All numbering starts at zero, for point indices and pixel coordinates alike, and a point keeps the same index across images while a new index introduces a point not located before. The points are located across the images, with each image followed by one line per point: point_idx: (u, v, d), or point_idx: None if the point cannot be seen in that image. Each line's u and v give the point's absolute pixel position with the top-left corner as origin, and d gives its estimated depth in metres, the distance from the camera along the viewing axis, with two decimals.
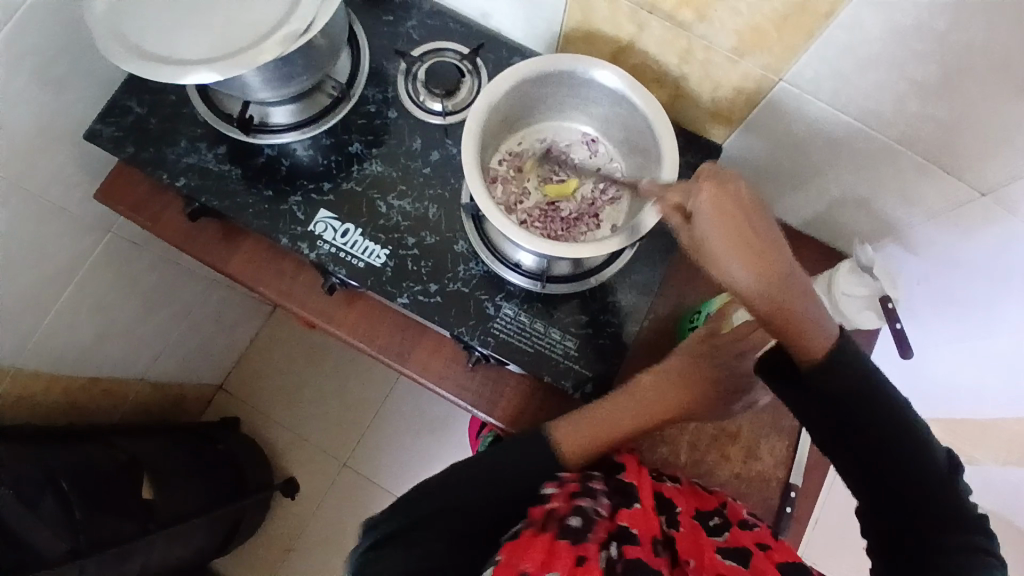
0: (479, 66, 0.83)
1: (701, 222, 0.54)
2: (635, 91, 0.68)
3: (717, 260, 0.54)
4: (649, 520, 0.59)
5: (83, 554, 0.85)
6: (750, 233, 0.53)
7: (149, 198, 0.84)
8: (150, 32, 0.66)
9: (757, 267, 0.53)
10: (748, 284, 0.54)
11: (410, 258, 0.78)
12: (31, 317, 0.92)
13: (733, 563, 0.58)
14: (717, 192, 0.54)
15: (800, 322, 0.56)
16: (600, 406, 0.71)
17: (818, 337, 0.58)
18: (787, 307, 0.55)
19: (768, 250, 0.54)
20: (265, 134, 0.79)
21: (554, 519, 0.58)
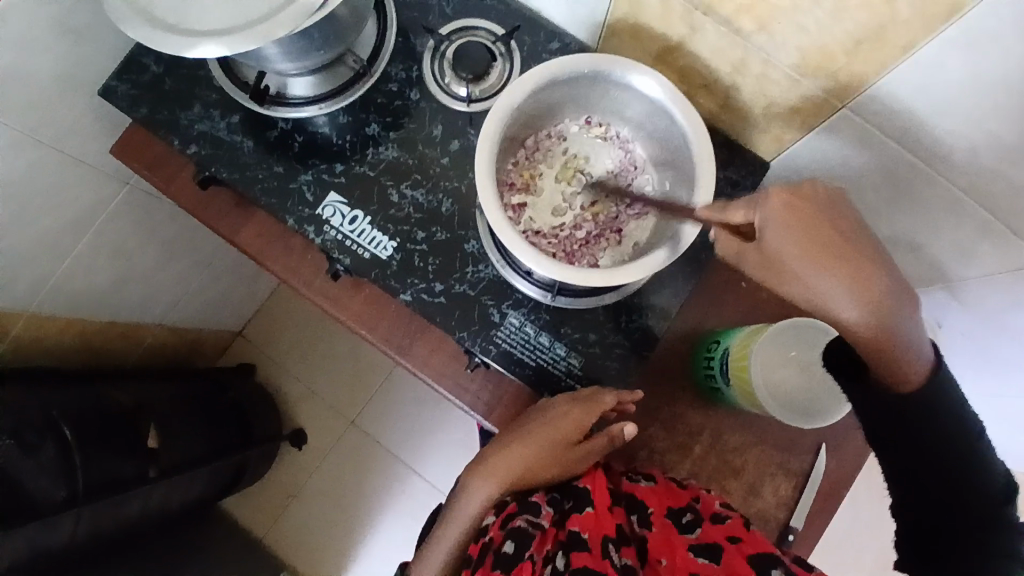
0: (513, 49, 0.77)
1: (774, 240, 0.52)
2: (675, 104, 0.61)
3: (795, 274, 0.51)
4: (601, 523, 0.61)
5: (81, 502, 0.88)
6: (840, 250, 0.51)
7: (162, 160, 0.82)
8: None
9: (860, 295, 0.50)
10: (863, 308, 0.50)
11: (417, 253, 0.74)
12: (49, 262, 0.93)
13: (704, 560, 0.58)
14: (787, 207, 0.52)
15: (906, 343, 0.51)
16: (502, 450, 0.69)
17: (921, 363, 0.52)
18: (893, 325, 0.50)
19: (878, 274, 0.50)
20: (281, 106, 0.75)
21: (492, 547, 0.62)
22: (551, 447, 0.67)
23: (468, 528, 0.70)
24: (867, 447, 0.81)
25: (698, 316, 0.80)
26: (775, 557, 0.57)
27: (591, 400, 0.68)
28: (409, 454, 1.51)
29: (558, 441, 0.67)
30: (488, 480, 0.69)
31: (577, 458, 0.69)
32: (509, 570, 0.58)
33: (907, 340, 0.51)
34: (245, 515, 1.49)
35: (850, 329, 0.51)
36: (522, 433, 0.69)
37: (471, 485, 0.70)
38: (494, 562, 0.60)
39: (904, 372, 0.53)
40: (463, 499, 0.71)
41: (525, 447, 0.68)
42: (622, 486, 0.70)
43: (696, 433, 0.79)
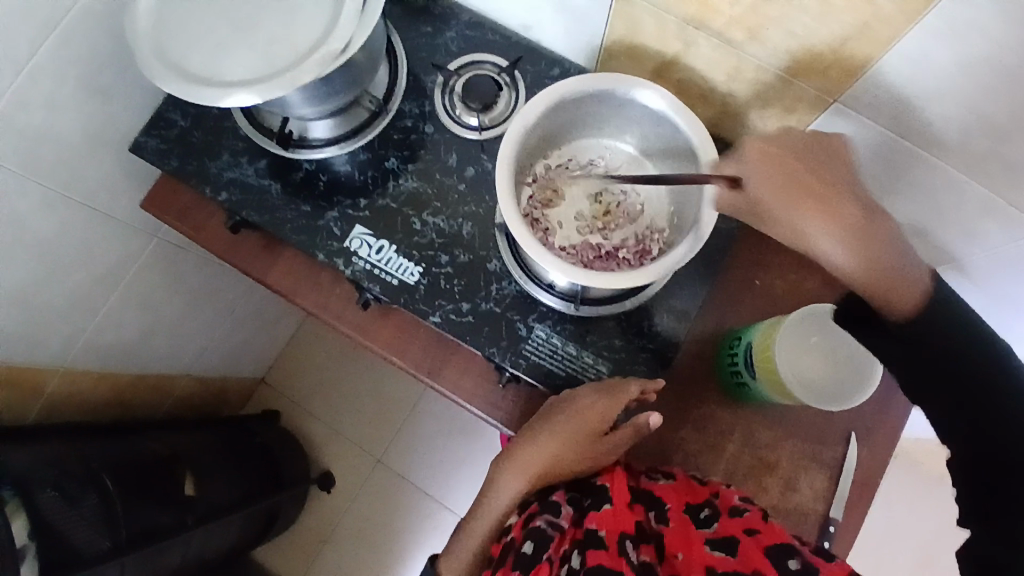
0: (517, 79, 0.82)
1: (754, 186, 0.58)
2: (679, 114, 0.65)
3: (772, 212, 0.58)
4: (619, 519, 0.61)
5: (123, 551, 0.88)
6: (822, 191, 0.57)
7: (192, 209, 0.86)
8: (194, 53, 0.67)
9: (834, 229, 0.56)
10: (836, 235, 0.56)
11: (443, 276, 0.78)
12: (81, 317, 0.96)
13: (721, 554, 0.58)
14: (763, 152, 0.59)
15: (892, 270, 0.56)
16: (528, 443, 0.70)
17: (909, 285, 0.56)
18: (874, 254, 0.55)
19: (845, 201, 0.57)
20: (304, 149, 0.80)
21: (513, 548, 0.63)
22: (576, 438, 0.68)
23: (492, 526, 0.70)
24: (897, 433, 0.82)
25: (717, 316, 0.83)
26: (793, 546, 0.58)
27: (615, 390, 0.70)
28: (434, 486, 1.51)
29: (586, 430, 0.68)
30: (516, 474, 0.69)
31: (602, 451, 0.69)
32: (527, 571, 0.60)
33: (886, 262, 0.55)
34: (278, 563, 1.48)
35: (837, 267, 0.57)
36: (546, 425, 0.70)
37: (498, 481, 0.70)
38: (513, 562, 0.61)
39: (890, 298, 0.57)
40: (489, 497, 0.71)
41: (552, 439, 0.69)
42: (641, 484, 0.72)
43: (728, 432, 0.81)
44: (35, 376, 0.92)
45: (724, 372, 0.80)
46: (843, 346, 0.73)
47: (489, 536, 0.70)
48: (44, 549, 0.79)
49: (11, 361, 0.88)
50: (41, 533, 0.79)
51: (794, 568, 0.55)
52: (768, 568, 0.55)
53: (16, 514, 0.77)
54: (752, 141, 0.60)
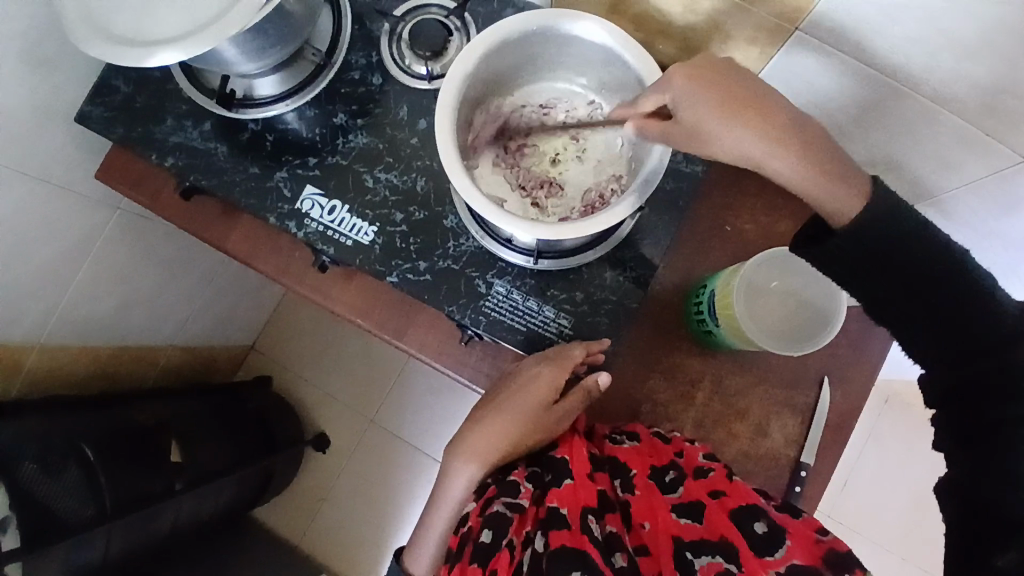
0: (468, 22, 0.77)
1: (683, 113, 0.55)
2: (627, 49, 0.61)
3: (714, 133, 0.54)
4: (580, 494, 0.62)
5: (111, 518, 0.91)
6: (743, 109, 0.53)
7: (145, 177, 0.84)
8: (116, 11, 0.63)
9: (766, 137, 0.53)
10: (777, 150, 0.53)
11: (398, 234, 0.75)
12: (51, 293, 0.96)
13: (687, 521, 0.60)
14: (686, 76, 0.55)
15: (835, 173, 0.53)
16: (478, 427, 0.71)
17: (851, 190, 0.53)
18: (817, 159, 0.53)
19: (775, 112, 0.54)
20: (249, 108, 0.77)
21: (471, 537, 0.63)
22: (530, 412, 0.70)
23: (455, 509, 0.71)
24: (871, 377, 0.81)
25: (685, 265, 0.81)
26: (759, 507, 0.58)
27: (558, 357, 0.70)
28: (423, 442, 1.53)
29: (535, 405, 0.70)
30: (470, 461, 0.71)
31: (553, 420, 0.71)
32: (486, 561, 0.59)
33: (833, 170, 0.53)
34: (278, 522, 1.52)
35: (781, 174, 0.54)
36: (495, 406, 0.71)
37: (453, 471, 0.71)
38: (471, 554, 0.60)
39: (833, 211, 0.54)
40: (448, 485, 0.72)
41: (504, 417, 0.70)
42: (605, 450, 0.72)
43: (698, 381, 0.80)
44: (12, 352, 0.92)
45: (691, 320, 0.78)
46: (805, 289, 0.71)
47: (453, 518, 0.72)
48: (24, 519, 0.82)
49: None
50: (25, 505, 0.82)
51: (762, 531, 0.56)
52: (735, 534, 0.56)
53: None
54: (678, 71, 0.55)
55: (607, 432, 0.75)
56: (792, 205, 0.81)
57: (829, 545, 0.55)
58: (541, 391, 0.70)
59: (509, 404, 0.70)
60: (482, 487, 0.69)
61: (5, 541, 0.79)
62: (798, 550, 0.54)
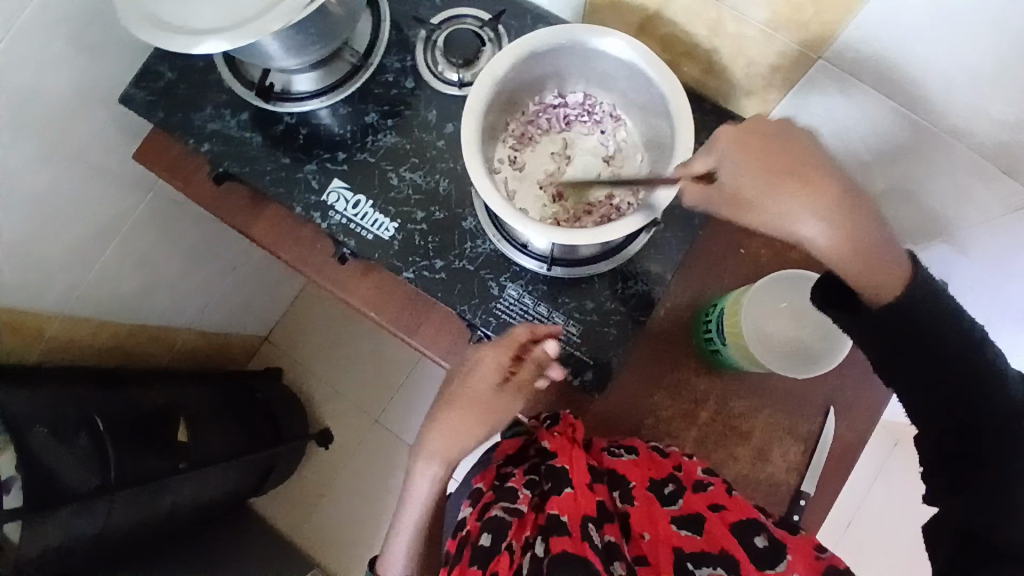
0: (501, 33, 0.80)
1: (728, 173, 0.57)
2: (651, 66, 0.63)
3: (753, 198, 0.56)
4: (580, 502, 0.63)
5: (114, 489, 0.92)
6: (791, 175, 0.54)
7: (181, 161, 0.87)
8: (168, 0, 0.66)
9: (806, 205, 0.54)
10: (818, 218, 0.53)
11: (418, 232, 0.78)
12: (79, 266, 0.99)
13: (688, 532, 0.63)
14: (741, 136, 0.57)
15: (880, 246, 0.53)
16: (434, 423, 0.71)
17: (892, 263, 0.53)
18: (859, 235, 0.53)
19: (825, 177, 0.54)
20: (285, 102, 0.80)
21: (469, 540, 0.65)
22: (478, 398, 0.70)
23: (424, 510, 0.72)
24: (877, 409, 0.81)
25: (697, 284, 0.81)
26: (758, 522, 0.61)
27: (508, 341, 0.69)
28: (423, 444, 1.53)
29: (481, 390, 0.69)
30: (430, 459, 0.71)
31: (503, 406, 0.70)
32: (487, 563, 0.60)
33: (876, 243, 0.53)
34: (276, 514, 1.53)
35: (817, 249, 0.55)
36: (447, 398, 0.72)
37: (415, 470, 0.72)
38: (470, 557, 0.62)
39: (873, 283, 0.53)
40: (414, 483, 0.72)
41: (460, 410, 0.70)
42: (603, 461, 0.72)
43: (702, 400, 0.80)
44: (35, 321, 0.96)
45: (699, 338, 0.79)
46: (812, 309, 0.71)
47: (426, 515, 0.72)
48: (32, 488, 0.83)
49: (11, 306, 0.91)
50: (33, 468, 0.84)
51: (762, 545, 0.59)
52: (735, 547, 0.59)
53: (4, 448, 0.83)
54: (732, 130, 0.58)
55: (606, 445, 0.76)
56: None
57: (827, 561, 0.57)
58: (492, 375, 0.69)
59: (459, 394, 0.71)
60: (477, 493, 0.72)
61: (8, 500, 0.82)
62: (796, 563, 0.57)
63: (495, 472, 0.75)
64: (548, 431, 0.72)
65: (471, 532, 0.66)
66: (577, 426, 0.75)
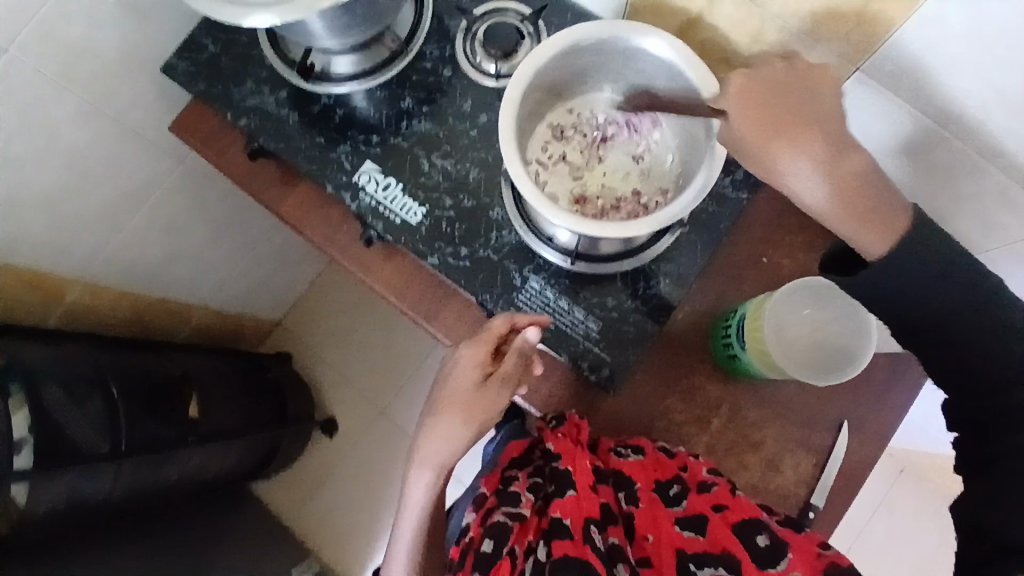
0: (540, 30, 0.81)
1: (736, 121, 0.55)
2: (691, 69, 0.63)
3: (758, 148, 0.54)
4: (583, 506, 0.66)
5: (123, 454, 0.93)
6: (803, 120, 0.53)
7: (216, 134, 0.88)
8: None
9: (809, 154, 0.53)
10: (823, 161, 0.52)
11: (445, 219, 0.78)
12: (106, 231, 1.00)
13: (690, 533, 0.65)
14: (749, 86, 0.55)
15: (877, 202, 0.52)
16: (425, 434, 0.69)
17: (890, 216, 0.52)
18: (854, 191, 0.52)
19: (825, 128, 0.53)
20: (323, 82, 0.81)
21: (473, 546, 0.67)
22: (462, 398, 0.68)
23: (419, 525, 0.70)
24: (890, 427, 0.80)
25: (717, 289, 0.82)
26: (759, 521, 0.63)
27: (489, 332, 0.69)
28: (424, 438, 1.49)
29: (466, 389, 0.68)
30: (421, 470, 0.69)
31: (491, 406, 0.67)
32: (487, 570, 0.64)
33: (873, 200, 0.52)
34: (276, 497, 1.54)
35: (812, 204, 0.54)
36: (434, 406, 0.69)
37: (410, 483, 0.70)
38: (474, 563, 0.65)
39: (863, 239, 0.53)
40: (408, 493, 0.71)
41: (447, 416, 0.68)
42: (609, 462, 0.73)
43: (715, 405, 0.80)
44: (58, 282, 0.96)
45: (716, 342, 0.79)
46: (835, 322, 0.72)
47: (420, 532, 0.71)
48: (49, 445, 0.83)
49: (37, 266, 0.92)
50: (48, 428, 0.84)
51: (763, 544, 0.61)
52: (738, 547, 0.61)
53: (18, 408, 0.81)
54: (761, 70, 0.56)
55: (612, 444, 0.76)
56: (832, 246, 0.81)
57: (829, 558, 0.59)
58: (473, 367, 0.68)
59: (444, 399, 0.69)
60: (481, 498, 0.74)
61: (19, 461, 0.80)
62: (799, 562, 0.59)
63: (499, 476, 0.77)
64: (552, 432, 0.73)
65: (475, 538, 0.68)
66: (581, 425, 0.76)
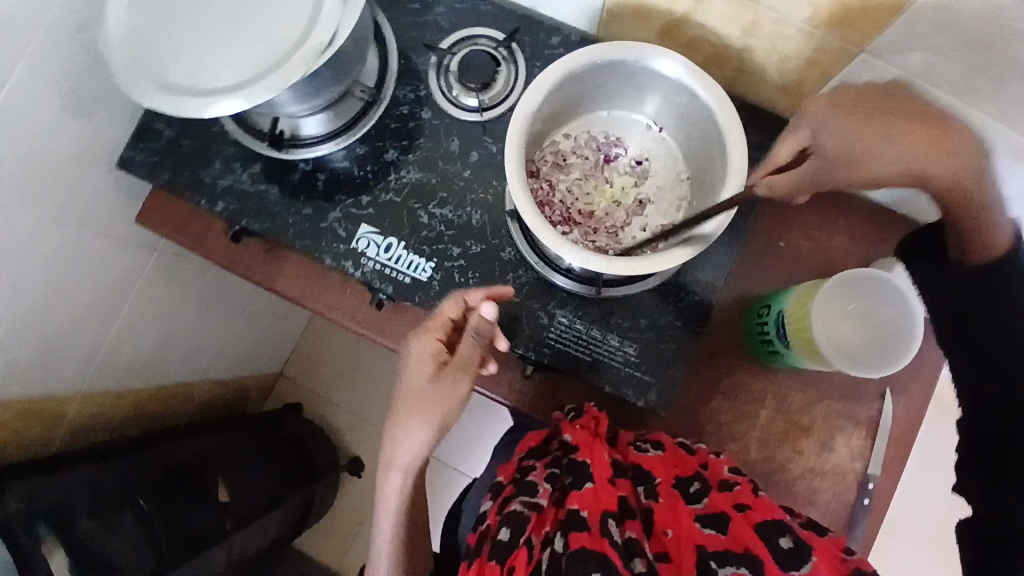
0: (515, 51, 0.77)
1: (831, 137, 0.57)
2: (698, 81, 0.61)
3: (862, 157, 0.55)
4: (600, 498, 0.65)
5: (168, 568, 0.90)
6: (935, 129, 0.53)
7: (189, 221, 0.81)
8: (173, 59, 0.61)
9: (917, 148, 0.53)
10: (955, 165, 0.53)
11: (457, 269, 0.75)
12: (94, 335, 0.94)
13: (710, 531, 0.63)
14: (830, 105, 0.58)
15: (996, 202, 0.54)
16: (388, 433, 0.67)
17: (1003, 223, 0.55)
18: (988, 188, 0.54)
19: (941, 127, 0.54)
20: (297, 147, 0.76)
21: (489, 535, 0.67)
22: (420, 391, 0.65)
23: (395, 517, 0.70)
24: (930, 384, 0.81)
25: (741, 283, 0.81)
26: (784, 523, 0.61)
27: (439, 317, 0.65)
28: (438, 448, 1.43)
29: (422, 381, 0.65)
30: (389, 469, 0.68)
31: (452, 395, 0.64)
32: (505, 559, 0.63)
33: (995, 202, 0.54)
34: (317, 548, 1.52)
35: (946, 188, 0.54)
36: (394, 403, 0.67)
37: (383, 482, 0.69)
38: (489, 551, 0.65)
39: (984, 239, 0.57)
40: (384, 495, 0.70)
41: (405, 414, 0.65)
42: (629, 456, 0.73)
43: (759, 399, 0.80)
44: (55, 404, 0.91)
45: (754, 341, 0.78)
46: (881, 309, 0.72)
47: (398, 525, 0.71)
48: None
49: (27, 395, 0.85)
50: (88, 561, 0.79)
51: (786, 546, 0.59)
52: (759, 546, 0.60)
53: (54, 551, 0.76)
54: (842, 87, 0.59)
55: (631, 439, 0.75)
56: (844, 219, 0.80)
57: (853, 563, 0.58)
58: (425, 356, 0.65)
59: (401, 396, 0.66)
60: (498, 487, 0.75)
61: None
62: (823, 564, 0.58)
63: (517, 464, 0.76)
64: (569, 425, 0.73)
65: (493, 525, 0.69)
66: (600, 416, 0.75)
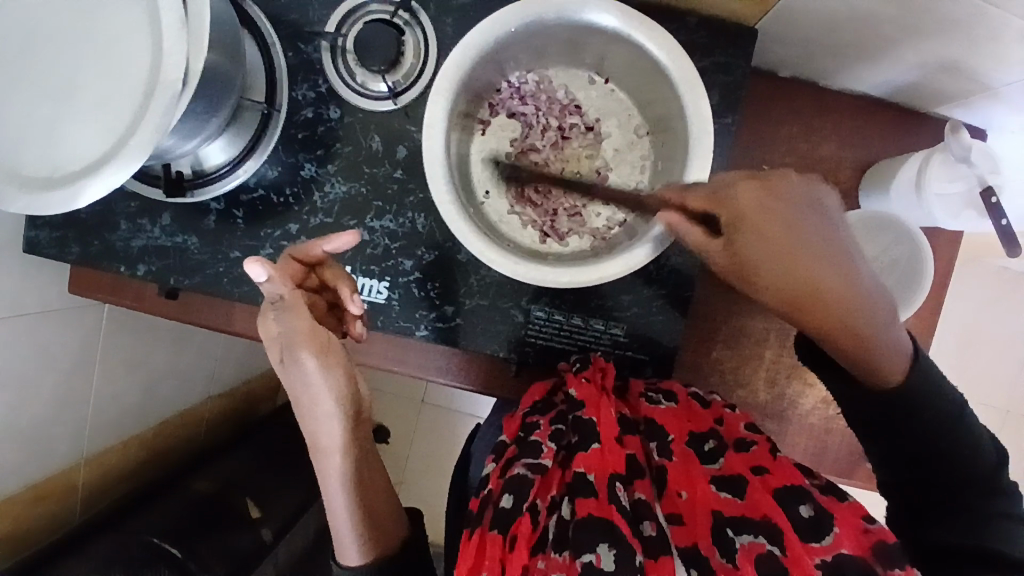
0: (416, 11, 0.64)
1: (744, 242, 0.47)
2: (637, 29, 0.52)
3: (764, 290, 0.47)
4: (607, 461, 0.53)
5: None
6: (825, 293, 0.46)
7: (120, 288, 0.74)
8: (25, 147, 0.53)
9: (791, 298, 0.47)
10: (859, 322, 0.46)
11: (414, 283, 0.68)
12: (74, 410, 0.89)
13: (727, 495, 0.51)
14: (753, 192, 0.47)
15: (887, 353, 0.48)
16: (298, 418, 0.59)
17: (897, 358, 0.49)
18: (873, 338, 0.47)
19: (843, 278, 0.46)
20: (202, 186, 0.66)
21: (492, 500, 0.54)
22: (286, 370, 0.57)
23: (353, 510, 0.59)
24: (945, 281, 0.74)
25: None
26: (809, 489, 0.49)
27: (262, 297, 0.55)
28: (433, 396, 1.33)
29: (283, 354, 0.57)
30: (330, 454, 0.58)
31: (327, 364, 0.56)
32: (507, 529, 0.51)
33: (878, 341, 0.47)
34: None
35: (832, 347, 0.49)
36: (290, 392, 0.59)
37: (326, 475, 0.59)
38: (490, 520, 0.52)
39: (877, 372, 0.49)
40: (331, 491, 0.59)
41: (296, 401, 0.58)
42: (639, 410, 0.61)
43: (762, 339, 0.74)
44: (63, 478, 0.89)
45: None
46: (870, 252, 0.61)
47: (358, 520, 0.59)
48: None
49: (32, 482, 0.84)
50: None
51: (807, 515, 0.47)
52: (778, 514, 0.48)
53: None
54: (738, 180, 0.48)
55: (643, 387, 0.64)
56: (833, 123, 0.70)
57: (876, 536, 0.46)
58: (270, 348, 0.57)
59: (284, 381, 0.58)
60: (500, 448, 0.60)
61: None
62: (845, 537, 0.46)
63: (520, 421, 0.61)
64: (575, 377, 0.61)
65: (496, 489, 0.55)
66: (609, 367, 0.64)
